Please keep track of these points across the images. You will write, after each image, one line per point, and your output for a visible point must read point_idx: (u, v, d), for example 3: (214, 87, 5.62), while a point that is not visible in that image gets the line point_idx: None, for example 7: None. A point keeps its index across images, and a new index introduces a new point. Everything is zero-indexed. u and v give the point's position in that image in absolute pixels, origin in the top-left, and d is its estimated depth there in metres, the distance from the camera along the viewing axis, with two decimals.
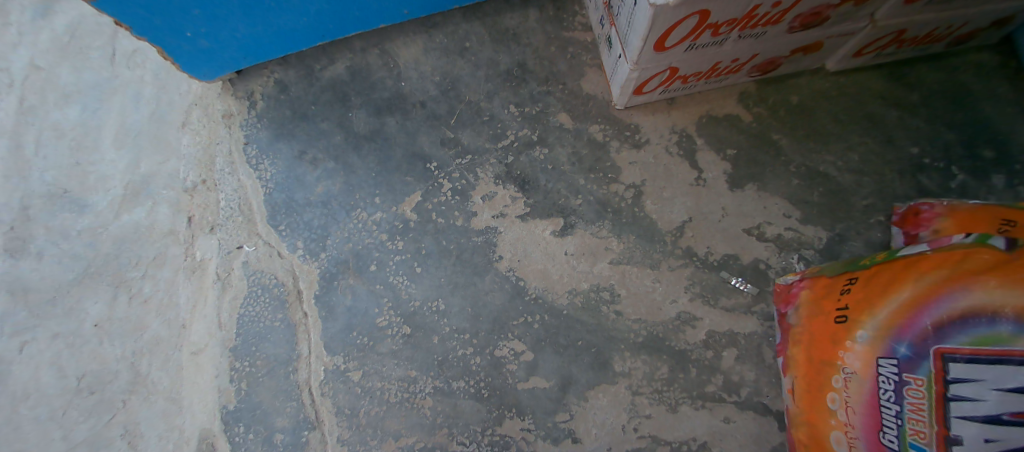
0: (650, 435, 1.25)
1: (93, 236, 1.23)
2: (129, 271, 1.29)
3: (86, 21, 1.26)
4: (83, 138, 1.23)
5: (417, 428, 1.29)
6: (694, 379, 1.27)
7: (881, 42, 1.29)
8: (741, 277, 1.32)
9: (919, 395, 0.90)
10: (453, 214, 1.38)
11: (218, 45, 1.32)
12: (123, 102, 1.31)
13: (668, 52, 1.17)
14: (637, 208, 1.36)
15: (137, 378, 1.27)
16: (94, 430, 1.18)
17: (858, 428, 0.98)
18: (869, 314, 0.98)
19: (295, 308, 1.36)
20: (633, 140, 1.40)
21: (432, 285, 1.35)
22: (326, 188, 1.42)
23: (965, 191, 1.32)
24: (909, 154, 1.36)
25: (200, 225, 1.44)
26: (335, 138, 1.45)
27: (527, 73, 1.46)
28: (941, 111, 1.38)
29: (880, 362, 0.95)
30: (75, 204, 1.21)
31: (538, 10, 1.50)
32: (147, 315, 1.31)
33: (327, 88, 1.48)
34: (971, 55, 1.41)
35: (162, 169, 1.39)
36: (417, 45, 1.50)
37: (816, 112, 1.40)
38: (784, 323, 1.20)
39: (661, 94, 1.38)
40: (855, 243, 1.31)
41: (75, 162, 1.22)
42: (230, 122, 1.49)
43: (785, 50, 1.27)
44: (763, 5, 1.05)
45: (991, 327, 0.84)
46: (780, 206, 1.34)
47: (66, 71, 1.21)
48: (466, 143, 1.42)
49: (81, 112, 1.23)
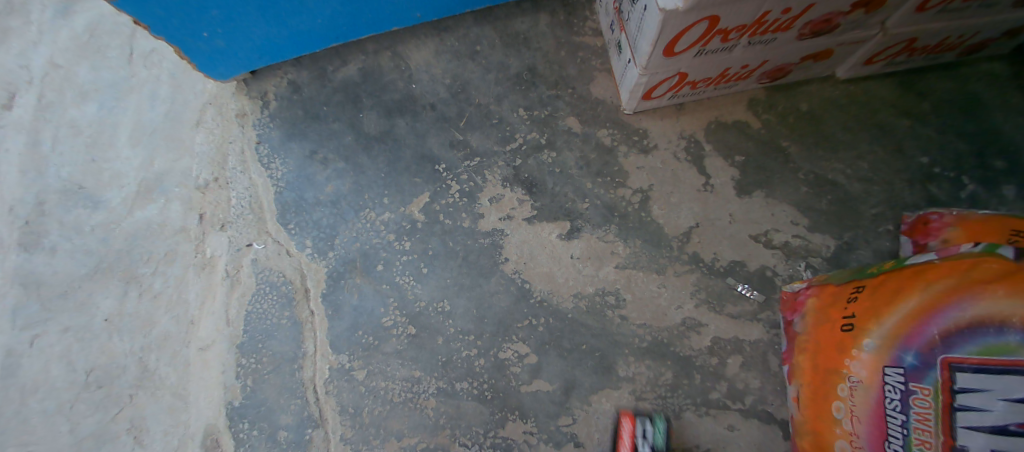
0: (653, 441, 1.25)
1: (106, 232, 1.38)
2: (139, 267, 1.38)
3: (105, 20, 1.51)
4: (98, 135, 1.43)
5: (420, 428, 1.30)
6: (699, 385, 1.27)
7: (892, 50, 1.29)
8: (747, 283, 1.31)
9: (926, 405, 0.89)
10: (460, 215, 1.39)
11: (233, 46, 1.34)
12: (138, 101, 1.47)
13: (677, 58, 1.17)
14: (643, 213, 1.36)
15: (145, 373, 1.33)
16: (100, 423, 1.28)
17: (863, 437, 0.97)
18: (876, 323, 0.98)
19: (302, 305, 1.37)
20: (641, 145, 1.40)
21: (438, 286, 1.36)
22: (335, 188, 1.43)
23: (975, 202, 1.31)
24: (919, 163, 1.35)
25: (211, 222, 1.42)
26: (346, 139, 1.46)
27: (536, 77, 1.47)
28: (952, 120, 1.37)
29: (887, 371, 0.94)
30: (89, 201, 1.38)
31: (548, 14, 1.51)
32: (157, 312, 1.37)
33: (339, 90, 1.50)
34: (983, 65, 1.40)
35: (175, 167, 1.44)
36: (429, 48, 1.51)
37: (826, 120, 1.39)
38: (790, 330, 1.20)
39: (670, 99, 1.38)
40: (863, 251, 1.31)
41: (91, 159, 1.41)
42: (244, 121, 1.48)
43: (795, 57, 1.27)
44: (772, 12, 1.05)
45: (999, 337, 0.83)
46: (788, 214, 1.34)
47: (85, 69, 1.47)
48: (475, 146, 1.43)
49: (98, 109, 1.45)
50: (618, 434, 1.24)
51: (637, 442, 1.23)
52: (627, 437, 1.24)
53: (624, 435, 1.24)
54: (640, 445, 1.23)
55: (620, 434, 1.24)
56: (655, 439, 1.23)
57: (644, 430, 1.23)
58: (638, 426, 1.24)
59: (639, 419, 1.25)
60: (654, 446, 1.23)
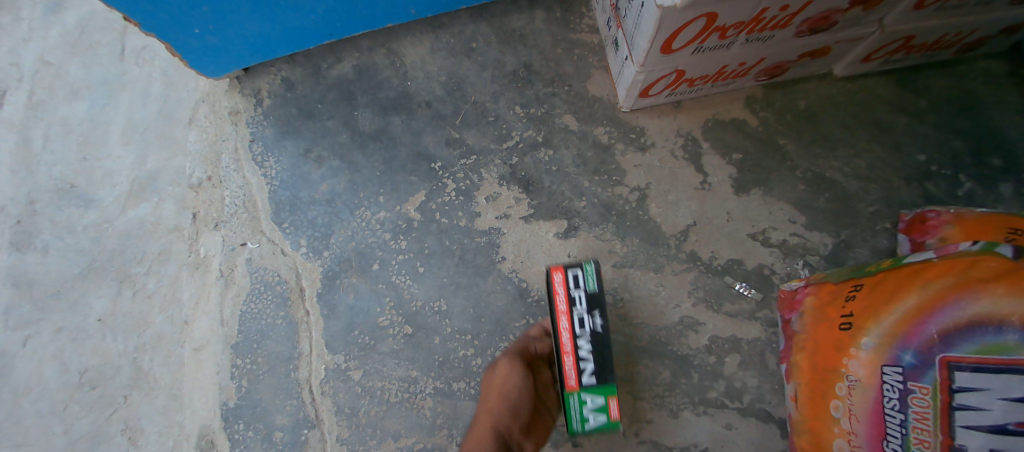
0: (651, 440, 1.25)
1: (98, 232, 1.38)
2: (133, 267, 1.37)
3: (96, 17, 1.51)
4: (90, 134, 1.43)
5: (417, 428, 1.29)
6: (697, 384, 1.26)
7: (890, 48, 1.28)
8: (745, 282, 1.31)
9: (924, 404, 0.89)
10: (457, 214, 1.38)
11: (226, 42, 1.32)
12: (130, 100, 1.46)
13: (674, 55, 1.17)
14: (641, 211, 1.35)
15: (139, 374, 1.33)
16: (95, 423, 1.30)
17: (861, 436, 0.97)
18: (874, 322, 0.97)
19: (298, 305, 1.36)
20: (638, 143, 1.39)
21: (435, 285, 1.35)
22: (330, 186, 1.42)
23: (973, 200, 1.31)
24: (916, 161, 1.35)
25: (204, 221, 1.40)
26: (341, 137, 1.45)
27: (533, 75, 1.45)
28: (950, 118, 1.37)
29: (885, 370, 0.94)
30: (81, 200, 1.39)
31: (545, 11, 1.50)
32: (150, 312, 1.36)
33: (333, 87, 1.48)
34: (981, 62, 1.40)
35: (168, 166, 1.43)
36: (424, 45, 1.50)
37: (824, 117, 1.39)
38: (787, 329, 1.20)
39: (667, 97, 1.37)
40: (861, 250, 1.31)
41: (82, 158, 1.42)
42: (237, 119, 1.46)
43: (793, 54, 1.26)
44: (770, 9, 1.04)
45: (998, 336, 0.83)
46: (786, 212, 1.33)
47: (76, 66, 1.48)
48: (471, 144, 1.42)
49: (89, 107, 1.45)
50: (550, 288, 1.06)
51: (573, 294, 1.05)
52: (561, 289, 1.05)
53: (557, 289, 1.06)
54: (575, 296, 1.05)
55: (553, 290, 1.06)
56: (588, 284, 1.05)
57: (575, 276, 1.06)
58: (568, 273, 1.06)
59: (567, 268, 1.06)
60: (588, 291, 1.05)
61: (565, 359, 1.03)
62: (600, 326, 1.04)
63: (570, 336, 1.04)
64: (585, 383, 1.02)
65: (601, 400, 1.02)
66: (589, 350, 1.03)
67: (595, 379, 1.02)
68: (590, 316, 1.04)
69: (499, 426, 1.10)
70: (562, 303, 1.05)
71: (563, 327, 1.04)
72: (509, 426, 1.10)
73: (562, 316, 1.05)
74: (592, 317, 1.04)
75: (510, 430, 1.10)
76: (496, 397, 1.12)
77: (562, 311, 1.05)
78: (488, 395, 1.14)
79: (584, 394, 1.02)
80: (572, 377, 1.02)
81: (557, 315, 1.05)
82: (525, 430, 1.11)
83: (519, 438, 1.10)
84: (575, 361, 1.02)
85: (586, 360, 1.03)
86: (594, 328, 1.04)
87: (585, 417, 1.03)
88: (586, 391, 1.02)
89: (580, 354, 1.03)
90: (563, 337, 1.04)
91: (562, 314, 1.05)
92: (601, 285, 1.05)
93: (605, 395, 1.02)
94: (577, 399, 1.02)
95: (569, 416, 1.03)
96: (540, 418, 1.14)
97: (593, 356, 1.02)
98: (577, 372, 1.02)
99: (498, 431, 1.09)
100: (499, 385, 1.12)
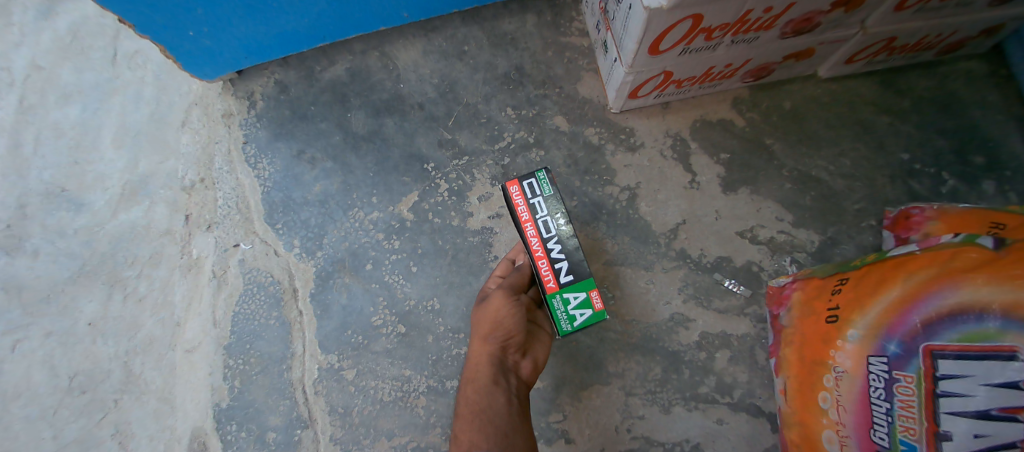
0: (643, 436, 1.26)
1: (89, 236, 1.38)
2: (124, 269, 1.37)
3: (88, 23, 1.52)
4: (81, 137, 1.44)
5: (411, 427, 1.30)
6: (688, 380, 1.28)
7: (873, 49, 1.32)
8: (735, 279, 1.33)
9: (909, 392, 0.90)
10: (449, 214, 1.39)
11: (219, 45, 1.33)
12: (122, 102, 1.47)
13: (662, 56, 1.19)
14: (631, 210, 1.37)
15: (130, 377, 1.33)
16: (85, 428, 1.28)
17: (849, 427, 0.98)
18: (859, 314, 1.00)
19: (291, 306, 1.37)
20: (628, 143, 1.41)
21: (427, 284, 1.36)
22: (323, 187, 1.43)
23: (956, 196, 1.34)
24: (899, 160, 1.38)
25: (197, 223, 1.41)
26: (334, 138, 1.46)
27: (524, 77, 1.47)
28: (931, 117, 1.41)
29: (871, 360, 0.96)
30: (71, 204, 1.39)
31: (535, 14, 1.52)
32: (141, 315, 1.36)
33: (327, 89, 1.49)
34: (961, 63, 1.44)
35: (160, 169, 1.43)
36: (417, 49, 1.51)
37: (809, 118, 1.42)
38: (776, 324, 1.22)
39: (655, 98, 1.40)
40: (847, 246, 1.33)
41: (73, 162, 1.42)
42: (230, 121, 1.47)
43: (777, 56, 1.29)
44: (754, 10, 1.07)
45: (979, 324, 0.85)
46: (773, 210, 1.36)
47: (68, 71, 1.48)
48: (463, 145, 1.43)
49: (81, 111, 1.46)
50: (511, 203, 1.08)
51: (533, 202, 1.06)
52: (520, 200, 1.07)
53: (516, 201, 1.07)
54: (535, 204, 1.07)
55: (512, 202, 1.07)
56: (544, 191, 1.07)
57: (530, 186, 1.07)
58: (524, 185, 1.07)
59: (522, 179, 1.07)
60: (545, 198, 1.06)
61: (541, 264, 1.06)
62: (565, 226, 1.06)
63: (541, 244, 1.06)
64: (563, 283, 1.06)
65: (583, 295, 1.06)
66: (561, 251, 1.06)
67: (572, 276, 1.06)
68: (553, 220, 1.06)
69: (495, 349, 1.04)
70: (525, 214, 1.07)
71: (530, 235, 1.06)
72: (504, 348, 1.05)
73: (527, 225, 1.07)
74: (555, 221, 1.06)
75: (504, 353, 1.05)
76: (487, 325, 1.07)
77: (526, 221, 1.07)
78: (478, 327, 1.08)
79: (564, 293, 1.06)
80: (550, 279, 1.06)
81: (522, 225, 1.07)
82: (520, 349, 1.06)
83: (514, 358, 1.05)
84: (550, 263, 1.06)
85: (559, 260, 1.06)
86: (560, 229, 1.06)
87: (572, 316, 1.07)
88: (565, 290, 1.06)
89: (554, 256, 1.06)
90: (534, 246, 1.06)
91: (527, 224, 1.07)
92: (558, 188, 1.06)
93: (586, 290, 1.06)
94: (559, 300, 1.06)
95: (554, 317, 1.07)
96: (531, 340, 1.12)
97: (565, 255, 1.06)
98: (553, 274, 1.06)
99: (493, 356, 1.03)
100: (491, 315, 1.07)
